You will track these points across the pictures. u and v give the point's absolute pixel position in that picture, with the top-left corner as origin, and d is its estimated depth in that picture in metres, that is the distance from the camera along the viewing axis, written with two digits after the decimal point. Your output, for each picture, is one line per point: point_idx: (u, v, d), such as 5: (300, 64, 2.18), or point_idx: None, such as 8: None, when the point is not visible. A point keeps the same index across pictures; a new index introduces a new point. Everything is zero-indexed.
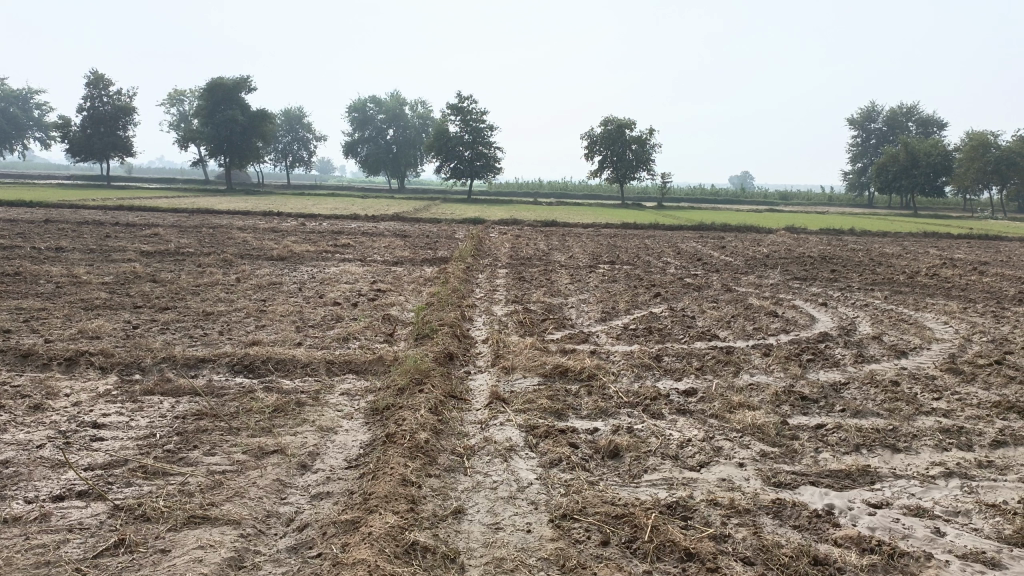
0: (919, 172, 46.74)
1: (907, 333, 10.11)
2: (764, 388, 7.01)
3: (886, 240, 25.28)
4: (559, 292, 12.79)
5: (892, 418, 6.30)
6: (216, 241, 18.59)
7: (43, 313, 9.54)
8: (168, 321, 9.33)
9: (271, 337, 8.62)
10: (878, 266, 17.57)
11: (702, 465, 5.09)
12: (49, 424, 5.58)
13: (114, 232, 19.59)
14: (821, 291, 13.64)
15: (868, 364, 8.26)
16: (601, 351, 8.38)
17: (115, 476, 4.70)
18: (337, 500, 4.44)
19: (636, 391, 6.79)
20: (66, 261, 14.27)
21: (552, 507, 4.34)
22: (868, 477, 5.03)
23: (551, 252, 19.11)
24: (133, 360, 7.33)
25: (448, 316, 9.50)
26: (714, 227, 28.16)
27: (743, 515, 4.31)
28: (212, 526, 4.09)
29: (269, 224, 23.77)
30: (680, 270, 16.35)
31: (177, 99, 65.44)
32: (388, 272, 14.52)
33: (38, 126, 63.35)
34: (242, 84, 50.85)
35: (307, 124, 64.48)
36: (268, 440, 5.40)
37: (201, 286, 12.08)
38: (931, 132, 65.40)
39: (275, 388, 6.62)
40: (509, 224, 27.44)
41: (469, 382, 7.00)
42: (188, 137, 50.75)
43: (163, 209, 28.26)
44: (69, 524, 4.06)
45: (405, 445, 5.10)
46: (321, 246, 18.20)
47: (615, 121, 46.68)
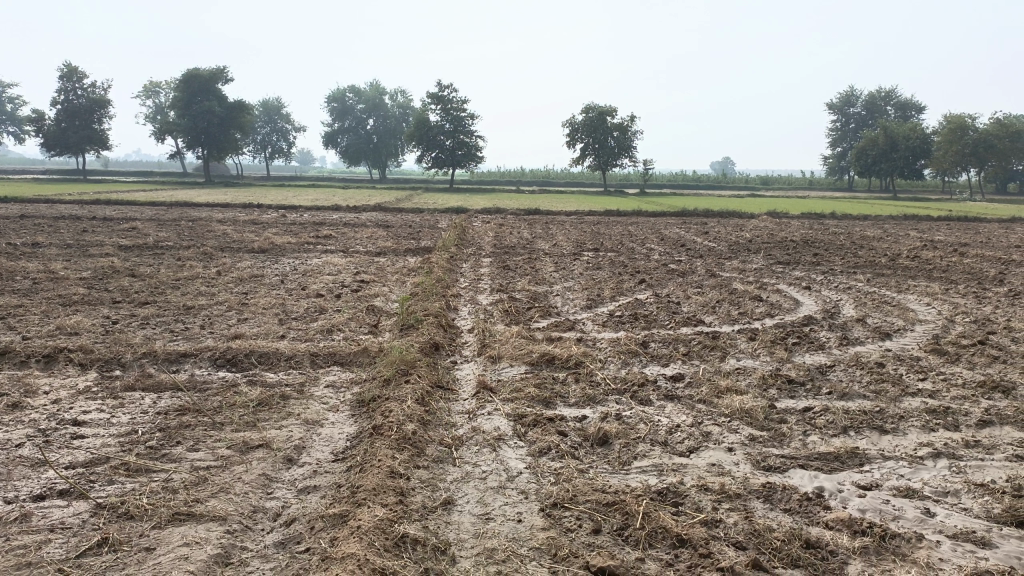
0: (898, 155, 46.99)
1: (890, 315, 10.17)
2: (751, 372, 7.02)
3: (867, 223, 25.41)
4: (544, 280, 12.75)
5: (879, 400, 6.32)
6: (196, 234, 18.38)
7: (20, 310, 9.36)
8: (148, 316, 9.20)
9: (254, 330, 8.52)
10: (860, 249, 17.66)
11: (692, 451, 5.07)
12: (28, 422, 5.48)
13: (91, 226, 19.29)
14: (804, 275, 13.69)
15: (853, 346, 8.30)
16: (587, 338, 8.36)
17: (97, 474, 4.61)
18: (324, 494, 4.38)
19: (623, 377, 6.77)
20: (43, 257, 14.02)
21: (543, 496, 4.30)
22: (857, 459, 5.04)
23: (535, 240, 19.05)
24: (113, 356, 7.21)
25: (433, 306, 9.43)
26: (697, 212, 28.17)
27: (733, 499, 4.30)
28: (198, 523, 4.01)
29: (249, 216, 23.52)
30: (664, 256, 16.35)
31: (154, 91, 64.56)
32: (371, 263, 14.40)
33: (11, 120, 62.27)
34: (219, 75, 50.21)
35: (286, 115, 63.81)
36: (253, 434, 5.33)
37: (181, 280, 11.91)
38: (909, 115, 65.80)
39: (259, 382, 6.53)
40: (492, 212, 27.33)
41: (455, 372, 6.95)
42: (164, 129, 50.09)
43: (141, 202, 27.91)
44: (50, 523, 3.97)
45: (392, 437, 5.04)
46: (302, 238, 18.04)
47: (596, 109, 46.60)
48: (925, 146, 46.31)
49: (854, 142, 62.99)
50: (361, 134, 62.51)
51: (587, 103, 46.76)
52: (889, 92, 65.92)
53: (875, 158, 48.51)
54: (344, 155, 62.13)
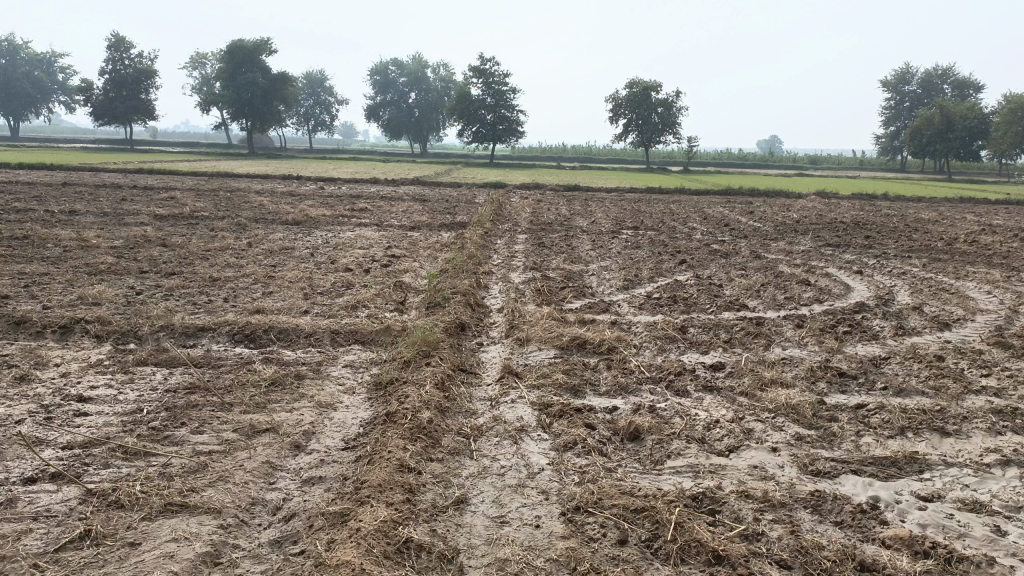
0: (954, 136, 45.12)
1: (949, 304, 9.50)
2: (799, 363, 6.51)
3: (921, 205, 24.34)
4: (580, 258, 12.29)
5: (939, 398, 5.79)
6: (232, 205, 18.25)
7: (45, 278, 9.23)
8: (172, 288, 8.98)
9: (276, 305, 8.23)
10: (914, 233, 16.81)
11: (732, 450, 4.64)
12: (32, 397, 5.25)
13: (130, 196, 19.28)
14: (855, 259, 12.99)
15: (909, 337, 7.71)
16: (622, 321, 7.92)
17: (93, 456, 4.35)
18: (328, 487, 4.05)
19: (659, 365, 6.34)
20: (77, 225, 13.99)
21: (564, 498, 3.91)
22: (917, 466, 4.55)
23: (573, 217, 18.59)
24: (130, 328, 7.00)
25: (462, 284, 9.07)
26: (743, 191, 27.29)
27: (778, 509, 3.86)
28: (190, 516, 3.72)
29: (287, 188, 23.34)
30: (707, 235, 15.77)
31: (200, 62, 65.24)
32: (404, 238, 14.11)
33: (62, 89, 63.18)
34: (263, 47, 50.32)
35: (329, 88, 63.84)
36: (261, 417, 5.02)
37: (211, 251, 11.72)
38: (968, 94, 63.17)
39: (274, 360, 6.24)
40: (531, 188, 26.81)
41: (481, 355, 6.59)
42: (209, 100, 50.42)
43: (182, 171, 27.96)
44: (35, 511, 3.71)
45: (405, 426, 4.69)
46: (337, 210, 17.78)
47: (642, 84, 45.60)
48: (984, 125, 44.29)
49: (909, 121, 60.64)
50: (402, 107, 62.07)
51: (630, 78, 45.77)
52: (945, 69, 63.45)
53: (931, 138, 46.64)
54: (385, 128, 61.63)
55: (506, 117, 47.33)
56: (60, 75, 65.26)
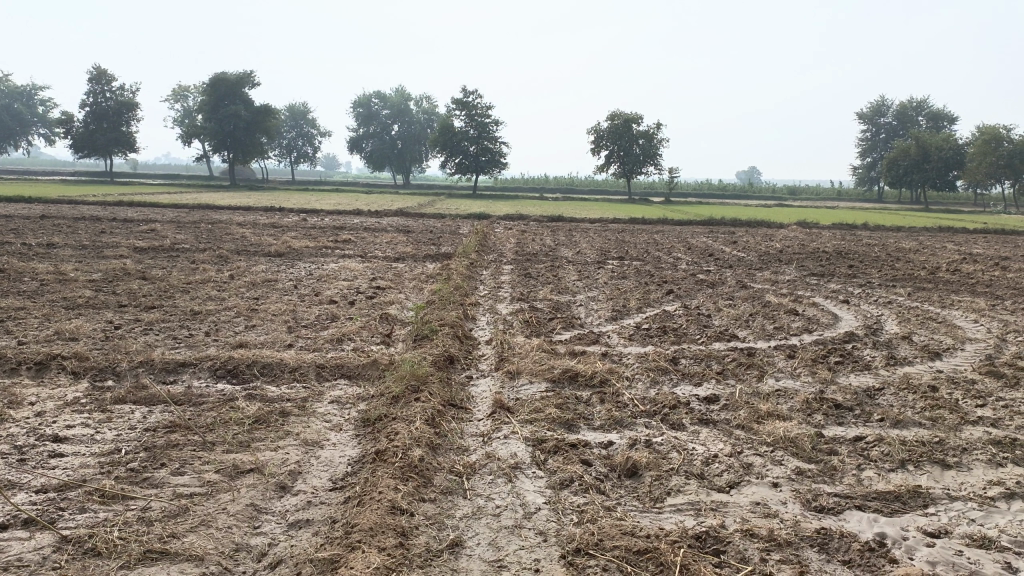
0: (930, 166, 45.81)
1: (937, 333, 9.50)
2: (793, 395, 6.43)
3: (901, 234, 24.62)
4: (567, 289, 12.22)
5: (937, 429, 5.71)
6: (214, 237, 18.06)
7: (21, 313, 8.99)
8: (153, 321, 8.78)
9: (260, 338, 8.04)
10: (896, 262, 16.95)
11: (732, 486, 4.52)
12: (5, 438, 5.03)
13: (109, 228, 19.02)
14: (841, 288, 13.04)
15: (901, 367, 7.67)
16: (613, 353, 7.81)
17: (68, 501, 4.14)
18: (317, 530, 3.88)
19: (653, 398, 6.22)
20: (55, 258, 13.75)
21: (563, 540, 3.76)
22: (921, 500, 4.44)
23: (558, 247, 18.57)
24: (108, 364, 6.79)
25: (449, 316, 8.94)
26: (725, 222, 27.48)
27: (784, 549, 3.74)
28: (170, 563, 3.53)
29: (269, 220, 23.19)
30: (692, 265, 15.78)
31: (182, 95, 65.23)
32: (389, 269, 13.99)
33: (42, 122, 62.78)
34: (244, 79, 50.31)
35: (312, 120, 63.92)
36: (245, 456, 4.84)
37: (192, 284, 11.52)
38: (941, 126, 64.47)
39: (258, 396, 6.06)
40: (515, 219, 26.85)
41: (470, 389, 6.44)
42: (190, 132, 50.23)
43: (163, 204, 27.70)
44: (6, 561, 3.50)
45: (396, 464, 4.52)
46: (320, 242, 17.63)
47: (620, 117, 46.06)
48: (958, 157, 45.12)
49: (885, 152, 61.69)
50: (385, 138, 62.26)
51: (611, 110, 46.18)
52: (919, 101, 64.75)
53: (907, 169, 47.11)
54: (367, 160, 61.70)
55: (489, 149, 47.58)
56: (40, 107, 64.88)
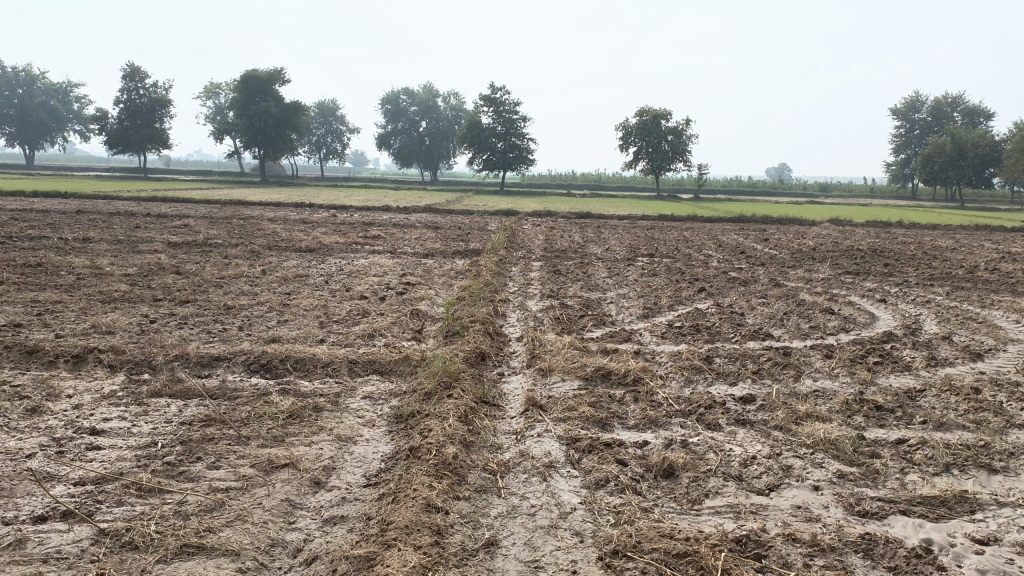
0: (966, 163, 44.84)
1: (978, 333, 9.27)
2: (832, 395, 6.30)
3: (937, 233, 24.10)
4: (597, 286, 12.13)
5: (982, 432, 5.55)
6: (246, 232, 18.22)
7: (58, 306, 9.13)
8: (186, 316, 8.86)
9: (292, 333, 8.08)
10: (933, 260, 16.60)
11: (771, 488, 4.43)
12: (44, 430, 5.09)
13: (143, 223, 19.28)
14: (877, 287, 12.78)
15: (943, 368, 7.48)
16: (645, 351, 7.72)
17: (105, 494, 4.17)
18: (352, 527, 3.86)
19: (688, 397, 6.13)
20: (91, 252, 13.95)
21: (600, 541, 3.71)
22: (968, 506, 4.32)
23: (587, 244, 18.47)
24: (144, 357, 6.85)
25: (480, 312, 8.91)
26: (756, 219, 27.13)
27: (828, 554, 3.65)
28: (207, 558, 3.53)
29: (300, 215, 23.35)
30: (724, 263, 15.58)
31: (214, 92, 66.00)
32: (418, 265, 14.01)
33: (78, 118, 63.95)
34: (275, 76, 50.87)
35: (341, 117, 64.27)
36: (279, 451, 4.84)
37: (225, 279, 11.62)
38: (978, 122, 63.12)
39: (291, 391, 6.08)
40: (543, 215, 26.77)
41: (502, 386, 6.40)
42: (222, 128, 50.82)
43: (195, 199, 28.04)
44: (45, 552, 3.53)
45: (429, 462, 4.49)
46: (350, 238, 17.72)
47: (649, 112, 45.76)
48: (996, 154, 44.02)
49: (920, 149, 60.51)
50: (413, 135, 62.46)
51: (640, 106, 45.84)
52: (955, 97, 63.42)
53: (942, 166, 46.17)
54: (396, 156, 62.01)
55: (516, 145, 47.50)
56: (76, 104, 66.06)
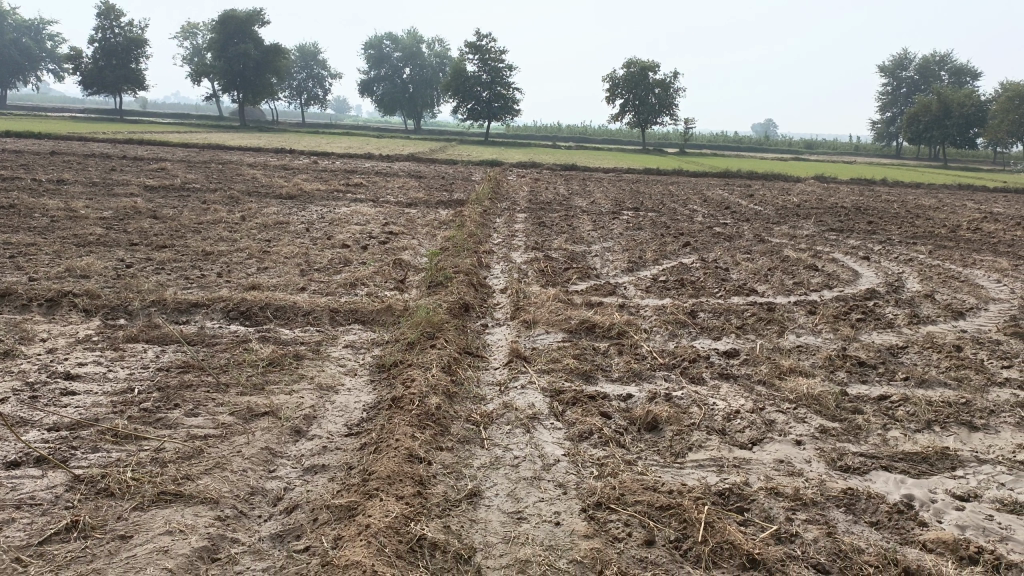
0: (951, 123, 44.71)
1: (960, 292, 9.30)
2: (815, 351, 6.30)
3: (920, 192, 24.13)
4: (582, 239, 12.03)
5: (963, 390, 5.58)
6: (225, 178, 17.84)
7: (31, 249, 8.90)
8: (164, 261, 8.67)
9: (272, 281, 7.94)
10: (917, 219, 16.61)
11: (755, 443, 4.43)
12: (17, 374, 4.97)
13: (119, 166, 18.83)
14: (860, 244, 12.77)
15: (925, 326, 7.50)
16: (630, 305, 7.67)
17: (81, 439, 4.08)
18: (333, 476, 3.81)
19: (672, 351, 6.11)
20: (66, 194, 13.62)
21: (584, 493, 3.69)
22: (948, 463, 4.34)
23: (572, 196, 18.30)
24: (119, 302, 6.70)
25: (464, 263, 8.79)
26: (741, 174, 27.02)
27: (810, 508, 3.66)
28: (185, 506, 3.47)
29: (280, 162, 22.94)
30: (708, 218, 15.50)
31: (192, 32, 64.17)
32: (401, 214, 13.81)
33: (51, 57, 62.07)
34: (254, 17, 49.25)
35: (323, 62, 62.86)
36: (259, 399, 4.76)
37: (203, 224, 11.39)
38: (965, 82, 62.90)
39: (272, 339, 5.98)
40: (528, 166, 26.51)
41: (486, 337, 6.34)
42: (200, 71, 49.51)
43: (173, 143, 27.40)
44: (19, 498, 3.45)
45: (412, 412, 4.44)
46: (332, 185, 17.40)
47: (638, 64, 45.02)
48: (981, 114, 43.81)
49: (906, 107, 60.27)
50: (396, 82, 61.27)
51: (628, 58, 45.07)
52: (943, 56, 63.00)
53: (928, 125, 46.15)
54: (379, 104, 60.87)
55: (502, 95, 46.70)
56: (48, 42, 64.04)
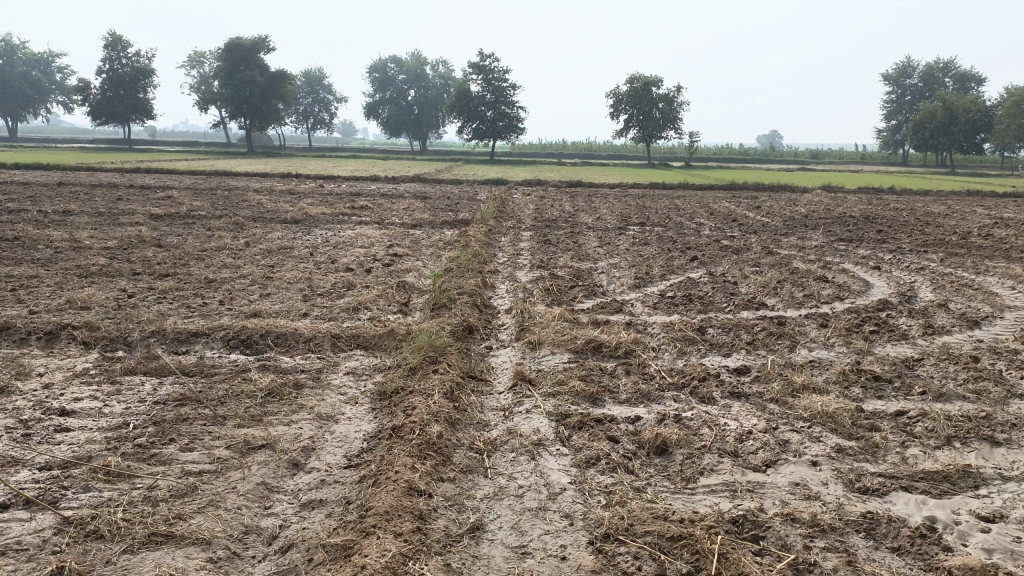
0: (957, 129, 44.34)
1: (975, 300, 9.10)
2: (828, 366, 6.14)
3: (928, 199, 23.96)
4: (588, 256, 11.92)
5: (982, 403, 5.40)
6: (230, 204, 17.83)
7: (33, 281, 8.86)
8: (166, 290, 8.60)
9: (274, 307, 7.85)
10: (926, 226, 16.42)
11: (769, 465, 4.27)
12: (11, 411, 4.87)
13: (126, 195, 18.87)
14: (871, 254, 12.59)
15: (940, 336, 7.32)
16: (637, 322, 7.53)
17: (72, 479, 3.97)
18: (330, 512, 3.68)
19: (681, 370, 5.95)
20: (71, 225, 13.62)
21: (591, 524, 3.54)
22: (972, 481, 4.16)
23: (578, 213, 18.20)
24: (119, 334, 6.62)
25: (468, 284, 8.67)
26: (748, 186, 26.89)
27: (828, 535, 3.49)
28: (175, 548, 3.34)
29: (286, 186, 22.97)
30: (716, 231, 15.35)
31: (197, 61, 64.76)
32: (406, 236, 13.72)
33: (60, 89, 62.66)
34: (259, 44, 49.76)
35: (328, 87, 63.31)
36: (256, 432, 4.64)
37: (207, 251, 11.33)
38: (969, 87, 62.77)
39: (272, 367, 5.87)
40: (533, 184, 26.48)
41: (490, 360, 6.21)
42: (206, 99, 49.93)
43: (180, 170, 27.53)
44: (5, 544, 3.33)
45: (413, 442, 4.30)
46: (336, 208, 17.38)
47: (642, 79, 45.05)
48: (987, 119, 43.93)
49: (911, 114, 60.07)
50: (401, 104, 61.58)
51: (631, 73, 45.12)
52: (946, 62, 62.96)
53: (933, 132, 45.59)
54: (384, 126, 61.17)
55: (506, 114, 46.83)
56: (57, 75, 64.73)
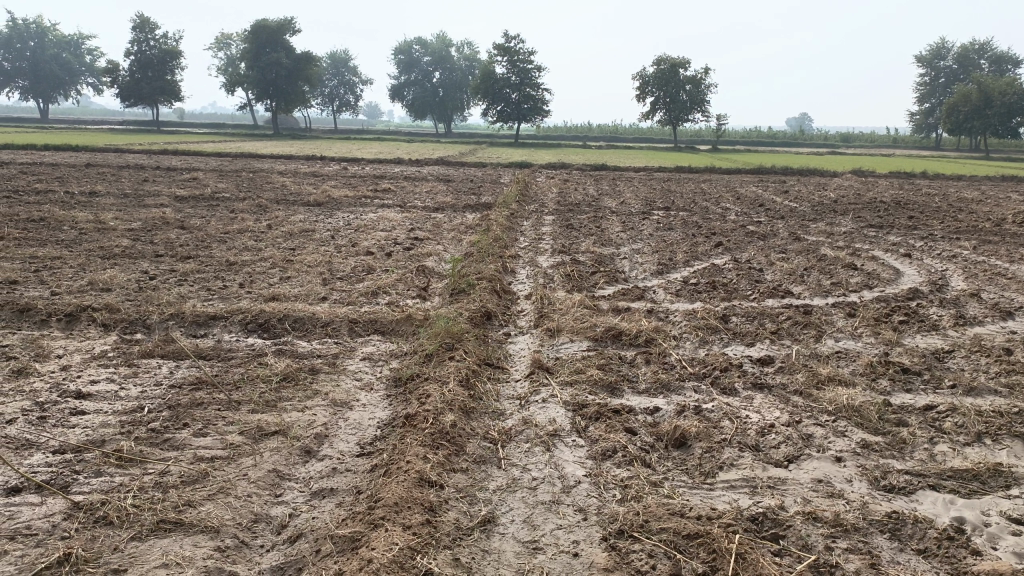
0: (992, 113, 43.24)
1: (1009, 290, 8.83)
2: (855, 357, 5.97)
3: (962, 184, 23.38)
4: (610, 241, 11.76)
5: (1015, 398, 5.22)
6: (254, 186, 17.87)
7: (57, 262, 8.91)
8: (187, 272, 8.61)
9: (293, 291, 7.82)
10: (960, 213, 16.00)
11: (791, 460, 4.15)
12: (28, 393, 4.88)
13: (152, 177, 18.99)
14: (901, 241, 12.29)
15: (972, 327, 7.10)
16: (659, 309, 7.40)
17: (84, 463, 3.95)
18: (340, 501, 3.63)
19: (702, 359, 5.83)
20: (97, 206, 13.71)
21: (605, 520, 3.45)
22: (1003, 480, 4.01)
23: (601, 197, 17.99)
24: (138, 316, 6.62)
25: (487, 269, 8.57)
26: (776, 170, 26.45)
27: (851, 535, 3.38)
28: (184, 536, 3.31)
29: (311, 168, 23.00)
30: (742, 216, 15.10)
31: (224, 43, 65.02)
32: (428, 219, 13.65)
33: (90, 71, 63.19)
34: (286, 26, 49.94)
35: (353, 69, 63.25)
36: (270, 418, 4.60)
37: (229, 234, 11.35)
38: (1006, 70, 61.10)
39: (288, 352, 5.83)
40: (557, 168, 26.25)
41: (508, 347, 6.12)
42: (233, 81, 50.09)
43: (206, 152, 27.68)
44: (14, 529, 3.32)
45: (425, 430, 4.24)
46: (359, 191, 17.35)
47: (670, 61, 44.37)
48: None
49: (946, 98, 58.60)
50: (426, 85, 61.32)
51: (658, 55, 44.53)
52: (983, 44, 61.32)
53: (968, 115, 44.53)
54: (408, 108, 60.95)
55: (531, 96, 46.47)
56: (87, 57, 65.27)
